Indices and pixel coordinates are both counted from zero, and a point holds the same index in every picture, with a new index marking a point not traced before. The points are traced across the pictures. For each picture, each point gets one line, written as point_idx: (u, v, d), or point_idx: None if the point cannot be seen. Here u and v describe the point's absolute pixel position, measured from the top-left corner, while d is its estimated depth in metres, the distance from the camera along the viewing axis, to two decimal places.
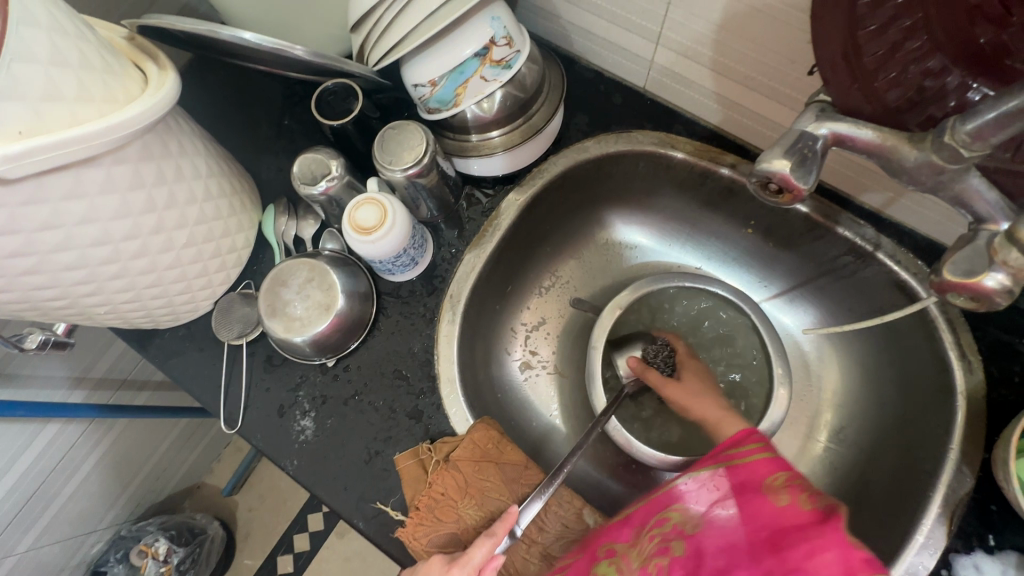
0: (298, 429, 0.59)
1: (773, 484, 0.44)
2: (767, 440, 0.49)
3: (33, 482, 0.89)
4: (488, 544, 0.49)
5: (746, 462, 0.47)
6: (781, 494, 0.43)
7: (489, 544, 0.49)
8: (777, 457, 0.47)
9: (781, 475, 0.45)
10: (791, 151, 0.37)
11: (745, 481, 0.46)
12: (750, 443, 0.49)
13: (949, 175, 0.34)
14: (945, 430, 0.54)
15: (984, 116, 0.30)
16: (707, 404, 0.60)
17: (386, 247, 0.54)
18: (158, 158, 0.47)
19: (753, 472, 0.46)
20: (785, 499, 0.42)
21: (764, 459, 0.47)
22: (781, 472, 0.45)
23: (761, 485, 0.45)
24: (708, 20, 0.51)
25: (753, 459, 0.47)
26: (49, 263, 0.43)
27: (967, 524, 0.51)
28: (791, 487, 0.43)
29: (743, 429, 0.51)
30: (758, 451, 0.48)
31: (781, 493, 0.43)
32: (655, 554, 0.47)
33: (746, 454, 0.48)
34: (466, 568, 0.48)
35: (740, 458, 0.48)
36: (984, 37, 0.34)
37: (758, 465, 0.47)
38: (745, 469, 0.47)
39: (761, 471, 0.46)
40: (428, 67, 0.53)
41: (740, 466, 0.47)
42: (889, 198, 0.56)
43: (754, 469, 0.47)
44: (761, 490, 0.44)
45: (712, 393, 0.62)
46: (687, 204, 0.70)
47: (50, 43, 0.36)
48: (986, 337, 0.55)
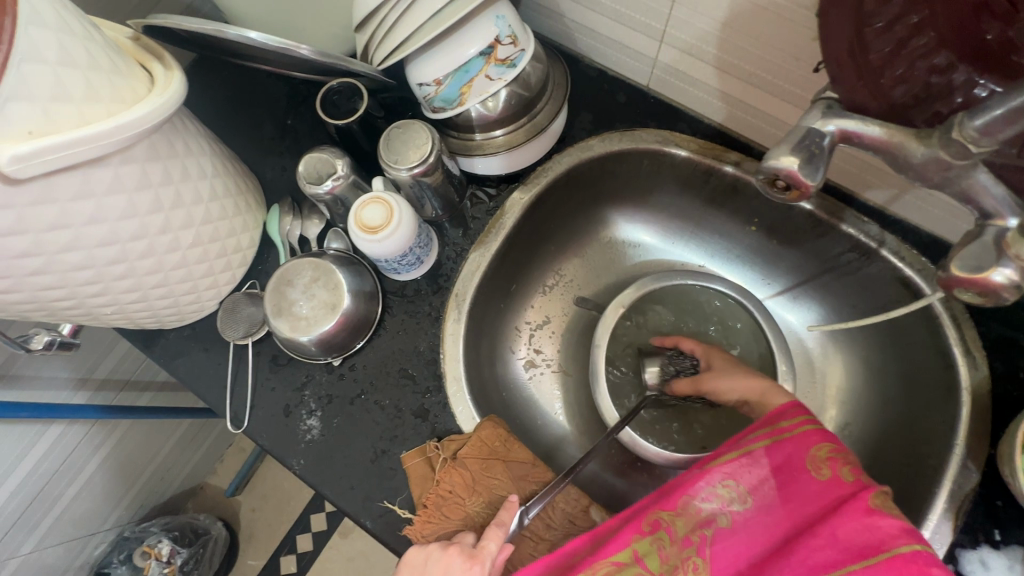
0: (304, 428, 0.59)
1: (817, 458, 0.43)
2: (812, 413, 0.47)
3: (37, 484, 0.89)
4: (499, 535, 0.49)
5: (791, 435, 0.45)
6: (825, 469, 0.43)
7: (500, 535, 0.49)
8: (822, 428, 0.45)
9: (823, 448, 0.44)
10: (798, 148, 0.37)
11: (792, 456, 0.44)
12: (796, 415, 0.47)
13: (956, 170, 0.34)
14: (950, 426, 0.54)
15: (992, 112, 0.30)
16: (740, 378, 0.58)
17: (392, 246, 0.54)
18: (164, 157, 0.47)
19: (800, 447, 0.44)
20: (828, 474, 0.42)
21: (809, 432, 0.45)
22: (824, 444, 0.44)
23: (804, 461, 0.44)
24: (712, 18, 0.51)
25: (799, 433, 0.45)
26: (58, 263, 0.43)
27: (973, 520, 0.51)
28: (833, 460, 0.43)
29: (786, 402, 0.49)
30: (804, 423, 0.46)
31: (824, 468, 0.43)
32: (698, 527, 0.45)
33: (793, 427, 0.46)
34: (479, 557, 0.47)
35: (788, 432, 0.46)
36: (991, 33, 0.34)
37: (805, 439, 0.45)
38: (790, 444, 0.45)
39: (806, 443, 0.44)
40: (432, 66, 0.53)
41: (788, 440, 0.45)
42: (893, 195, 0.57)
43: (800, 443, 0.45)
44: (805, 467, 0.43)
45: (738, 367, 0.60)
46: (691, 202, 0.70)
47: (58, 42, 0.36)
48: (990, 333, 0.55)
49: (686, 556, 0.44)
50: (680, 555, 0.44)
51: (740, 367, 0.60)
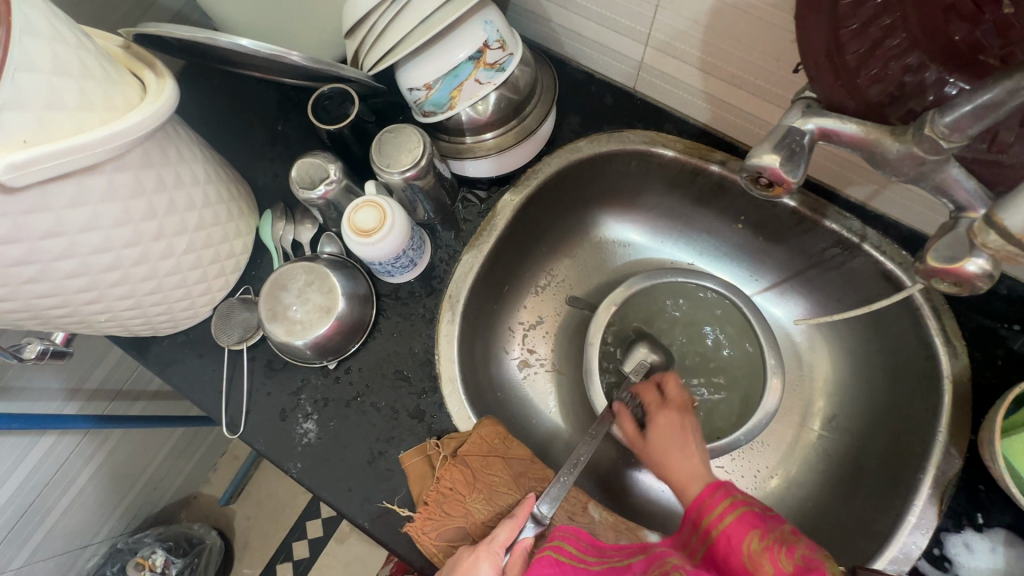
0: (301, 432, 0.60)
1: (754, 552, 0.44)
2: (733, 494, 0.48)
3: (29, 495, 0.88)
4: (510, 525, 0.51)
5: (721, 531, 0.46)
6: (764, 563, 0.43)
7: (512, 526, 0.51)
8: (746, 512, 0.46)
9: (755, 538, 0.44)
10: (780, 146, 0.38)
11: (728, 554, 0.45)
12: (720, 503, 0.48)
13: (930, 166, 0.35)
14: (933, 414, 0.56)
15: (960, 110, 0.31)
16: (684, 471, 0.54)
17: (386, 248, 0.55)
18: (157, 165, 0.47)
19: (732, 544, 0.45)
20: (770, 569, 0.42)
21: (734, 520, 0.46)
22: (754, 534, 0.45)
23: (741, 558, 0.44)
24: (694, 21, 0.53)
25: (726, 525, 0.46)
26: (52, 271, 0.43)
27: (956, 504, 0.52)
28: (770, 550, 0.43)
29: (705, 486, 0.50)
30: (729, 511, 0.47)
31: (764, 562, 0.43)
32: None
33: (719, 518, 0.47)
34: (492, 547, 0.50)
35: (716, 527, 0.47)
36: (958, 34, 0.35)
37: (733, 531, 0.46)
38: (724, 540, 0.46)
39: (734, 539, 0.45)
40: (422, 71, 0.54)
41: (719, 536, 0.46)
42: (873, 190, 0.59)
43: (731, 538, 0.45)
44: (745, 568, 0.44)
45: (688, 451, 0.55)
46: (678, 201, 0.71)
47: (52, 52, 0.37)
48: (969, 322, 0.57)
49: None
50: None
51: (687, 449, 0.55)
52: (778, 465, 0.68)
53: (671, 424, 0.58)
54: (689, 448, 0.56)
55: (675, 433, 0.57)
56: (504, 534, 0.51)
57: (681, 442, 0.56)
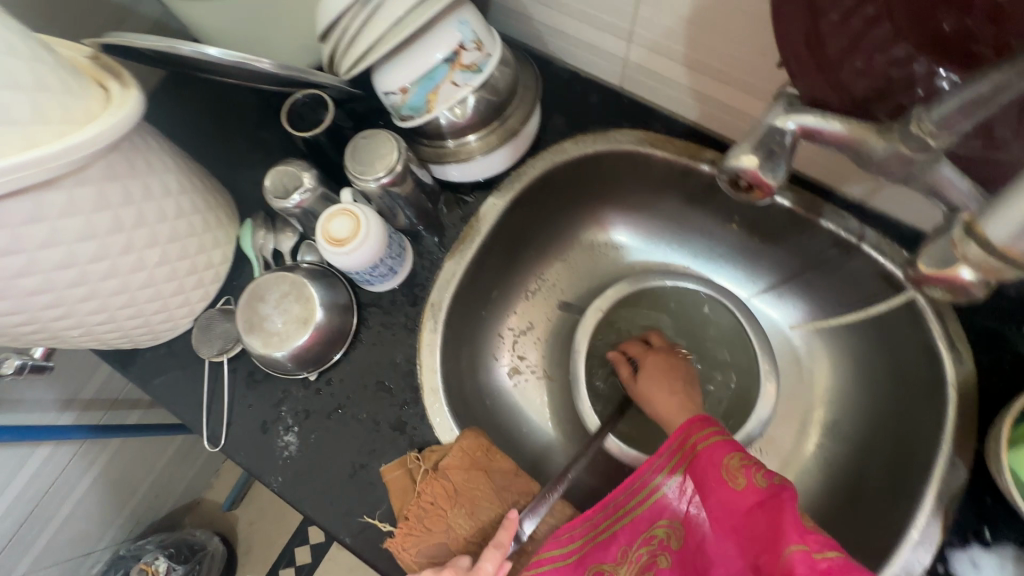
0: (282, 445, 0.59)
1: (731, 468, 0.48)
2: (719, 423, 0.52)
3: (28, 505, 0.89)
4: (496, 556, 0.49)
5: (704, 449, 0.50)
6: (740, 478, 0.48)
7: (497, 555, 0.49)
8: (728, 438, 0.50)
9: (735, 457, 0.49)
10: (758, 147, 0.37)
11: (706, 468, 0.50)
12: (702, 429, 0.52)
13: (919, 165, 0.32)
14: (938, 423, 0.53)
15: (948, 104, 0.29)
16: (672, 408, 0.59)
17: (361, 258, 0.54)
18: (123, 177, 0.47)
19: (712, 462, 0.49)
20: (744, 482, 0.47)
21: (717, 443, 0.50)
22: (734, 454, 0.49)
23: (721, 473, 0.49)
24: (677, 16, 0.51)
25: (710, 445, 0.50)
26: (13, 288, 0.42)
27: (962, 518, 0.50)
28: (747, 469, 0.48)
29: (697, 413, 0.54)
30: (712, 434, 0.51)
31: (740, 476, 0.48)
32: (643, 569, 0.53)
33: (701, 440, 0.51)
34: None
35: (699, 448, 0.51)
36: (948, 23, 0.32)
37: (714, 451, 0.50)
38: (705, 457, 0.50)
39: (713, 462, 0.49)
40: (397, 74, 0.53)
41: (701, 456, 0.50)
42: (870, 188, 0.56)
43: (713, 455, 0.50)
44: (721, 479, 0.48)
45: (673, 386, 0.61)
46: (670, 201, 0.69)
47: (1, 66, 0.36)
48: (975, 326, 0.54)
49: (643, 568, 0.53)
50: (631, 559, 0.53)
51: (673, 384, 0.61)
52: None
53: (658, 364, 0.64)
54: (676, 385, 0.62)
55: (663, 372, 0.63)
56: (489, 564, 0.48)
57: (665, 376, 0.62)
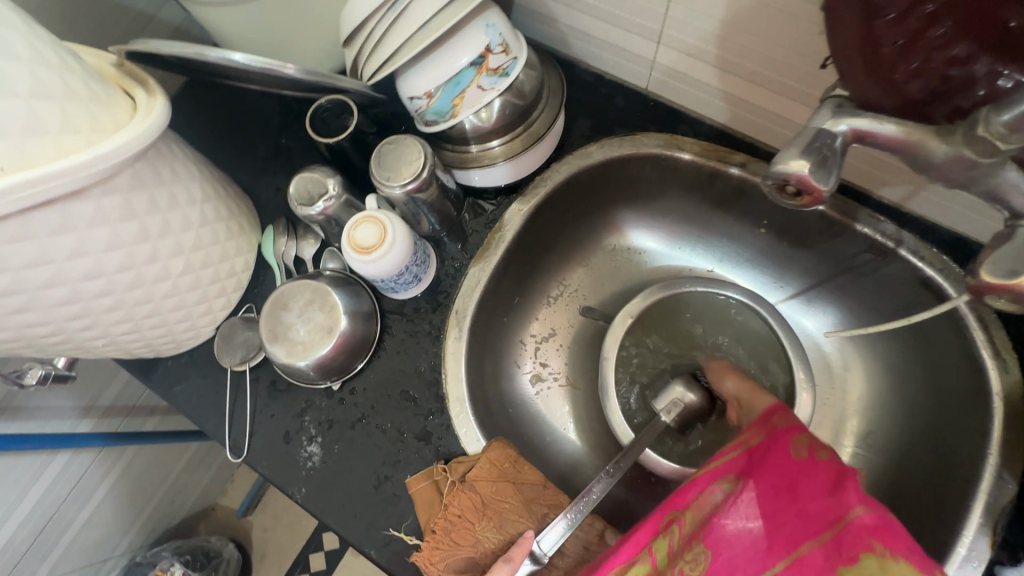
0: (305, 455, 0.58)
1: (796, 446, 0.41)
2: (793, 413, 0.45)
3: (46, 513, 0.89)
4: (505, 572, 0.47)
5: (777, 435, 0.43)
6: (807, 453, 0.40)
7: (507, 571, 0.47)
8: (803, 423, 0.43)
9: (805, 440, 0.41)
10: (808, 151, 0.34)
11: (772, 448, 0.42)
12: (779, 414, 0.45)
13: (982, 169, 0.31)
14: (983, 435, 0.51)
15: (1020, 105, 0.28)
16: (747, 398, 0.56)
17: (387, 266, 0.53)
18: (149, 186, 0.46)
19: (778, 445, 0.42)
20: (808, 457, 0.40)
21: (788, 426, 0.43)
22: (803, 436, 0.42)
23: (783, 448, 0.41)
24: (711, 17, 0.49)
25: (784, 431, 0.43)
26: (41, 300, 0.41)
27: (1010, 534, 0.48)
28: (814, 447, 0.41)
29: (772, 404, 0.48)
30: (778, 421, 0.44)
31: (806, 453, 0.41)
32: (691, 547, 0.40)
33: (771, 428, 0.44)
34: None
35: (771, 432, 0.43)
36: (1014, 20, 0.30)
37: (781, 436, 0.42)
38: (772, 439, 0.43)
39: (783, 439, 0.42)
40: (423, 79, 0.52)
41: (768, 438, 0.43)
42: (908, 192, 0.55)
43: (780, 439, 0.42)
44: (789, 460, 0.40)
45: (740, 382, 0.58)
46: (697, 205, 0.68)
47: (32, 75, 0.35)
48: (1020, 333, 0.53)
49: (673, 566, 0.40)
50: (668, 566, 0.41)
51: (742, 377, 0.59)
52: None
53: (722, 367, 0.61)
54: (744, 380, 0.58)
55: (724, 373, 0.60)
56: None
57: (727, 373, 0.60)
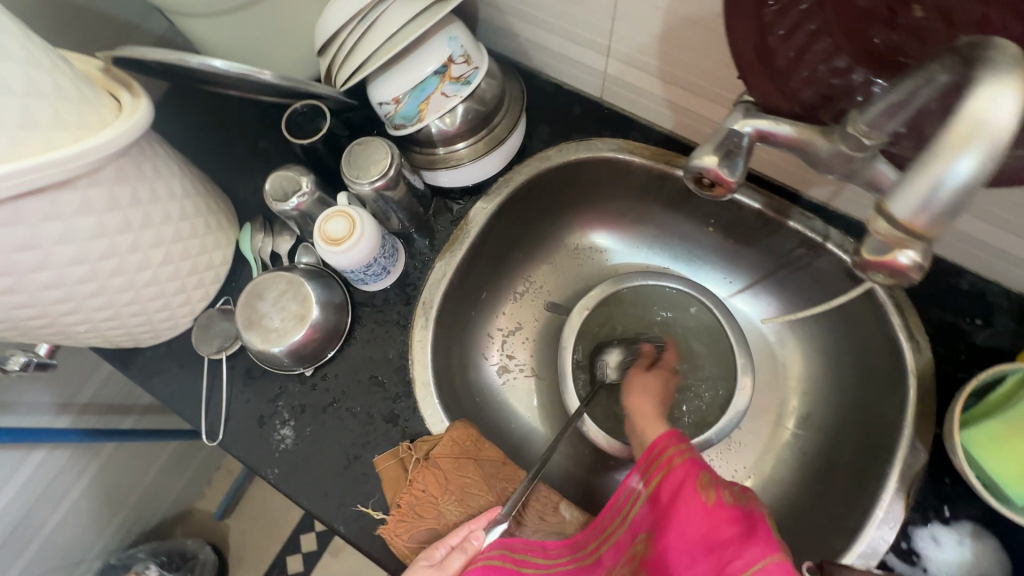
0: (278, 438, 0.61)
1: (700, 484, 0.48)
2: (689, 442, 0.52)
3: (21, 510, 0.89)
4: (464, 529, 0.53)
5: (672, 469, 0.50)
6: (710, 493, 0.47)
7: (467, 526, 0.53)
8: (698, 457, 0.50)
9: (703, 475, 0.49)
10: (718, 147, 0.40)
11: (675, 486, 0.49)
12: (674, 445, 0.51)
13: (858, 163, 0.36)
14: (900, 409, 0.57)
15: (875, 107, 0.32)
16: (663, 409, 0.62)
17: (356, 258, 0.57)
18: (133, 180, 0.50)
19: (679, 480, 0.49)
20: (713, 497, 0.47)
21: (687, 463, 0.50)
22: (702, 473, 0.49)
23: (690, 488, 0.48)
24: (650, 32, 0.55)
25: (677, 465, 0.50)
26: (28, 282, 0.45)
27: (923, 498, 0.53)
28: (715, 484, 0.48)
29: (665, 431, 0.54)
30: (679, 456, 0.51)
31: (709, 492, 0.47)
32: (631, 571, 0.51)
33: (668, 461, 0.51)
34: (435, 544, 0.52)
35: (667, 467, 0.50)
36: (879, 37, 0.36)
37: (679, 471, 0.50)
38: (673, 476, 0.50)
39: (683, 477, 0.49)
40: (391, 86, 0.57)
41: (668, 474, 0.50)
42: (833, 191, 0.60)
43: (679, 475, 0.49)
44: (689, 494, 0.48)
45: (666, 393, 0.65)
46: (650, 206, 0.73)
47: (26, 75, 0.39)
48: (933, 318, 0.58)
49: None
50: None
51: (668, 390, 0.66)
52: (753, 464, 0.68)
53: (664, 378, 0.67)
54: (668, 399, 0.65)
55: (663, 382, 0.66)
56: (454, 535, 0.53)
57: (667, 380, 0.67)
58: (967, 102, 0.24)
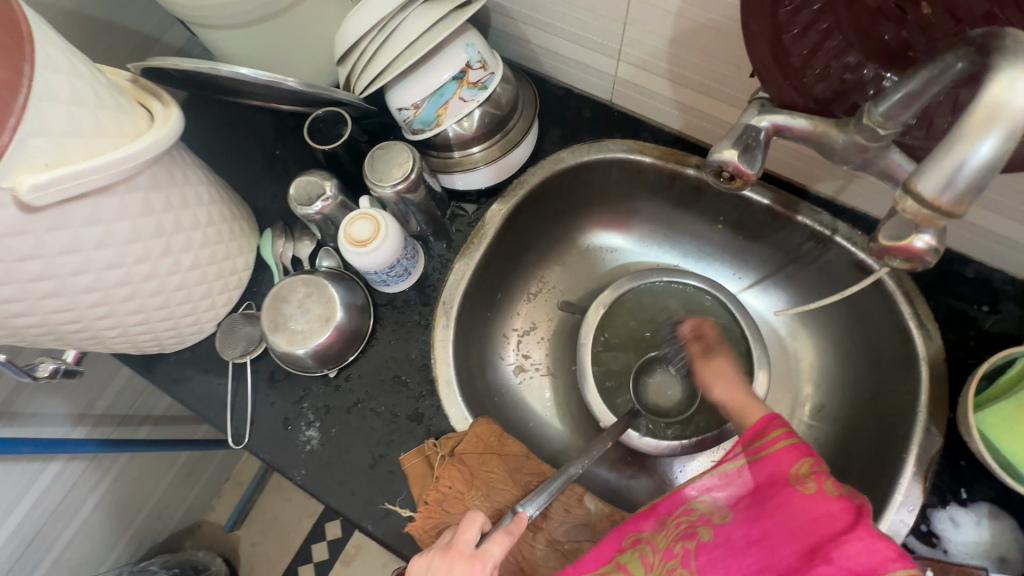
0: (304, 439, 0.62)
1: (799, 474, 0.44)
2: (796, 426, 0.47)
3: (36, 523, 0.89)
4: (505, 540, 0.47)
5: (771, 451, 0.46)
6: (808, 484, 0.43)
7: (504, 541, 0.47)
8: (803, 443, 0.46)
9: (805, 464, 0.44)
10: (736, 142, 0.42)
11: (772, 472, 0.46)
12: (778, 428, 0.47)
13: (872, 152, 0.38)
14: (913, 395, 0.58)
15: (890, 99, 0.34)
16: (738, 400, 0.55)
17: (380, 259, 0.58)
18: (165, 187, 0.51)
19: (777, 464, 0.45)
20: (812, 487, 0.43)
21: (791, 447, 0.46)
22: (805, 460, 0.45)
23: (786, 477, 0.44)
24: (661, 36, 0.57)
25: (779, 449, 0.46)
26: (68, 286, 0.46)
27: (940, 481, 0.54)
28: (817, 474, 0.43)
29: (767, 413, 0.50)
30: (784, 438, 0.46)
31: (808, 482, 0.43)
32: (680, 539, 0.49)
33: (772, 442, 0.47)
34: (486, 562, 0.45)
35: (766, 448, 0.47)
36: (888, 34, 0.38)
37: (783, 455, 0.45)
38: (770, 460, 0.46)
39: (784, 462, 0.45)
40: (410, 92, 0.58)
41: (767, 457, 0.46)
42: (840, 185, 0.62)
43: (779, 460, 0.46)
44: (786, 483, 0.44)
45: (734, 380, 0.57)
46: (662, 206, 0.75)
47: (71, 84, 0.40)
48: (942, 306, 0.60)
49: (670, 566, 0.48)
50: (664, 565, 0.49)
51: (735, 379, 0.57)
52: None
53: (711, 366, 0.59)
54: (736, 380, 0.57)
55: (719, 371, 0.58)
56: (497, 548, 0.46)
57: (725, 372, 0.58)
58: (982, 92, 0.27)
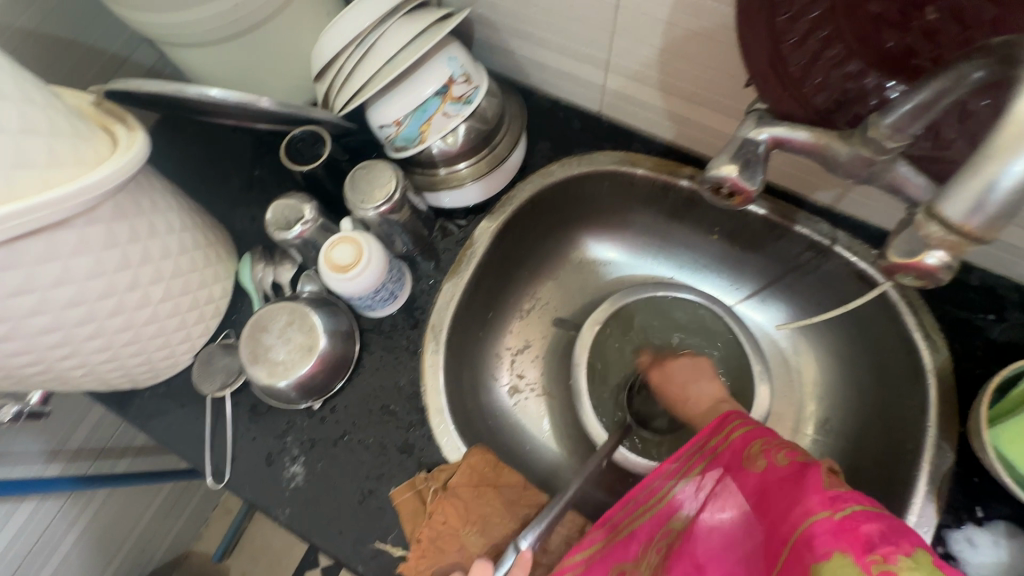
0: (288, 476, 0.58)
1: (752, 453, 0.46)
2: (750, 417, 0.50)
3: (9, 566, 0.85)
4: None
5: (728, 443, 0.48)
6: (760, 460, 0.45)
7: None
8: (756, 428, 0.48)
9: (758, 443, 0.46)
10: (736, 156, 0.40)
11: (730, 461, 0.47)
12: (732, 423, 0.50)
13: (879, 166, 0.36)
14: (922, 409, 0.56)
15: (900, 109, 0.32)
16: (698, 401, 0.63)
17: (364, 284, 0.55)
18: (130, 216, 0.48)
19: (733, 451, 0.47)
20: (764, 462, 0.44)
21: (744, 434, 0.48)
22: (759, 440, 0.47)
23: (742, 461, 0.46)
24: (651, 45, 0.55)
25: (734, 437, 0.48)
26: (24, 328, 0.42)
27: (954, 500, 0.52)
28: (768, 451, 0.45)
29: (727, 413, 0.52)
30: (738, 429, 0.49)
31: (759, 459, 0.45)
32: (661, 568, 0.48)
33: (727, 435, 0.49)
34: None
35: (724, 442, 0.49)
36: (892, 41, 0.37)
37: (737, 442, 0.48)
38: (727, 450, 0.48)
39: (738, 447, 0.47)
40: (393, 108, 0.56)
41: (724, 450, 0.48)
42: (838, 194, 0.61)
43: (735, 446, 0.48)
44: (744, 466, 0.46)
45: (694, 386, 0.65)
46: (655, 217, 0.73)
47: (19, 113, 0.37)
48: (947, 316, 0.58)
49: None
50: None
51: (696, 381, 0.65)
52: None
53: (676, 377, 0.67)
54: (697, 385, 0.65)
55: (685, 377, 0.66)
56: None
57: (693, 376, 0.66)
58: (1018, 104, 0.25)
